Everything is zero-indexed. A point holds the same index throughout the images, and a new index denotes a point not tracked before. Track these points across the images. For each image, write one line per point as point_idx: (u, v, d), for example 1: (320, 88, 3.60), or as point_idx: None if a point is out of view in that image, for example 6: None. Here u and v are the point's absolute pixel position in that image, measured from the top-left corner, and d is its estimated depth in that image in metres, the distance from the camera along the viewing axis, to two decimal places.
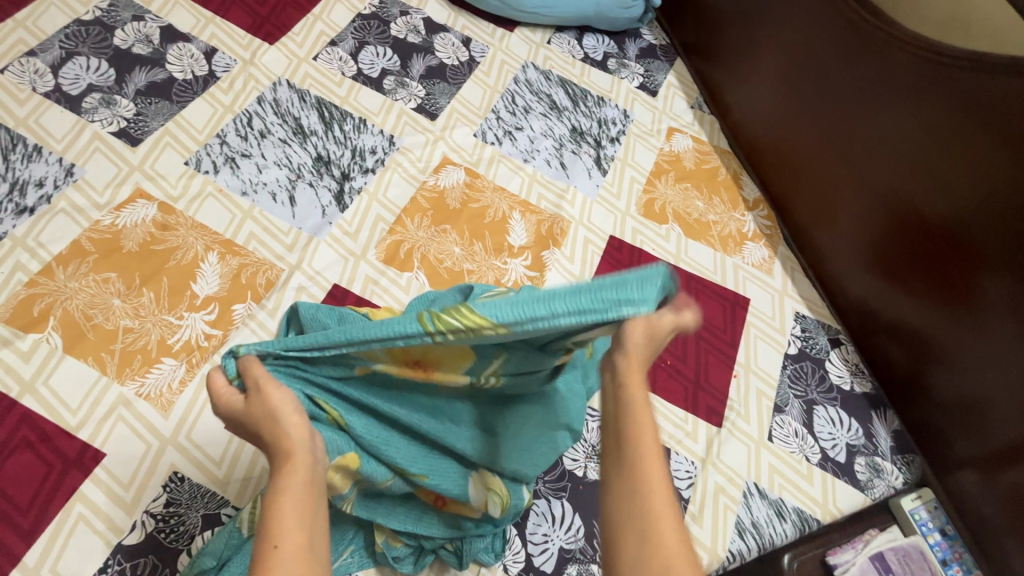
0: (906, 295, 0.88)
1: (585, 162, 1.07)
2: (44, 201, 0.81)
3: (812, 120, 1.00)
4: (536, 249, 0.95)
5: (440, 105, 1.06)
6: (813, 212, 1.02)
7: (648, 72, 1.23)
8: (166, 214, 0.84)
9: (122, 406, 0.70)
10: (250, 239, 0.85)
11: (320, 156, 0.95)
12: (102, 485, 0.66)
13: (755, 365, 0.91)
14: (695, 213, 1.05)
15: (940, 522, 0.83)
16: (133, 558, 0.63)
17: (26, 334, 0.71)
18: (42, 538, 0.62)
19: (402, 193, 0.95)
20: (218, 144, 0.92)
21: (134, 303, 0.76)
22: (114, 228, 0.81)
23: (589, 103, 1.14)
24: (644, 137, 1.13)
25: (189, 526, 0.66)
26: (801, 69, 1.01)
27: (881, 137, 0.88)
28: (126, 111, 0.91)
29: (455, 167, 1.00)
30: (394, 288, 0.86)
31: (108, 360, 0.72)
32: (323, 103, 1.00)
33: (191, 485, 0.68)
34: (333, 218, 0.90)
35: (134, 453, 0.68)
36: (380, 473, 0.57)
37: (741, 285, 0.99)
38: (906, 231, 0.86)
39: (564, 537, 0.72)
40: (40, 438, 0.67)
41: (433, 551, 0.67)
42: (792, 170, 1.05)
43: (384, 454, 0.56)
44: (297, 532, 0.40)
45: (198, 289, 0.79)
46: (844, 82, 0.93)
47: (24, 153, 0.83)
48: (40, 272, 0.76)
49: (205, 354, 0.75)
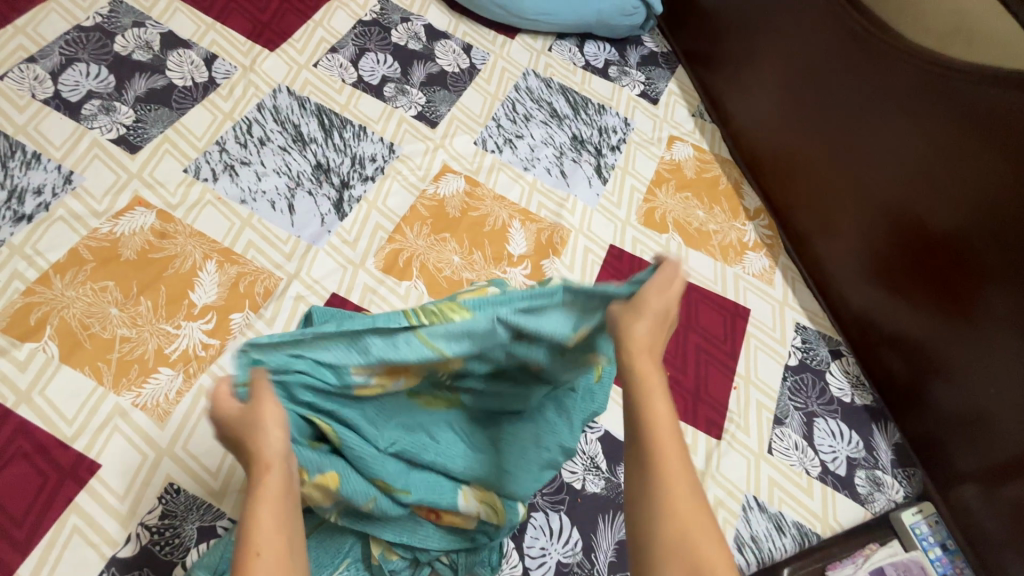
0: (908, 307, 0.87)
1: (585, 170, 1.06)
2: (43, 209, 0.80)
3: (813, 130, 1.00)
4: (536, 258, 0.94)
5: (440, 112, 1.05)
6: (815, 222, 1.01)
7: (649, 80, 1.23)
8: (164, 221, 0.84)
9: (119, 416, 0.70)
10: (248, 248, 0.85)
11: (320, 164, 0.94)
12: (96, 496, 0.65)
13: (754, 377, 0.91)
14: (696, 222, 1.05)
15: (941, 537, 0.82)
16: (127, 570, 0.63)
17: (22, 343, 0.71)
18: (36, 550, 0.61)
19: (401, 201, 0.95)
20: (217, 152, 0.91)
21: (131, 312, 0.76)
22: (112, 236, 0.81)
23: (590, 110, 1.14)
24: (644, 145, 1.12)
25: (184, 538, 0.65)
26: (802, 78, 1.01)
27: (883, 148, 0.88)
28: (125, 118, 0.90)
29: (455, 175, 0.99)
30: (392, 297, 0.86)
31: (105, 370, 0.72)
32: (323, 111, 1.00)
33: (186, 497, 0.67)
34: (332, 226, 0.90)
35: (129, 464, 0.67)
36: (362, 489, 0.57)
37: (741, 295, 0.99)
38: (907, 242, 0.86)
39: (562, 550, 0.72)
40: (35, 448, 0.66)
41: (428, 565, 0.66)
42: (794, 180, 1.04)
43: (367, 471, 0.57)
44: (276, 539, 0.41)
45: (196, 298, 0.79)
46: (845, 93, 0.93)
47: (22, 160, 0.83)
48: (37, 281, 0.75)
49: (202, 364, 0.75)
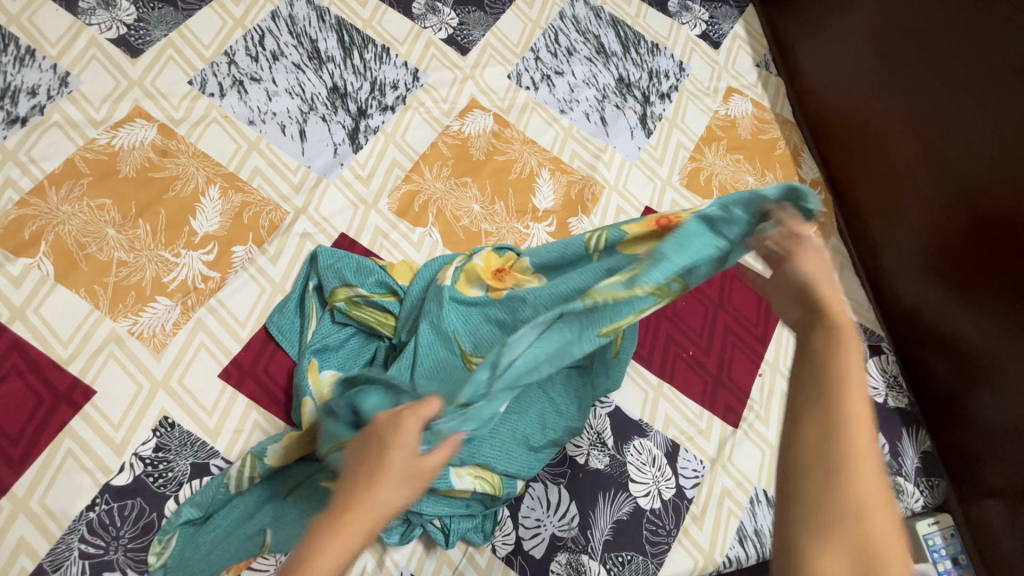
0: (970, 310, 0.77)
1: (628, 119, 0.96)
2: (38, 112, 0.74)
3: (900, 100, 0.85)
4: (563, 214, 0.86)
5: (473, 37, 0.94)
6: (877, 202, 0.90)
7: (713, 19, 1.08)
8: (166, 138, 0.78)
9: (114, 342, 0.67)
10: (255, 175, 0.78)
11: (336, 87, 0.86)
12: (92, 423, 0.64)
13: (783, 365, 0.84)
14: (744, 189, 0.95)
15: (953, 551, 0.78)
16: (120, 498, 0.62)
17: (16, 258, 0.68)
18: (31, 470, 0.61)
19: (422, 137, 0.86)
20: (225, 64, 0.83)
21: (129, 235, 0.72)
22: (110, 148, 0.75)
23: (641, 49, 1.01)
24: (698, 96, 1.00)
25: (177, 473, 0.64)
26: (901, 36, 0.85)
27: (978, 122, 0.75)
28: (126, 16, 0.82)
29: (483, 111, 0.90)
30: (404, 244, 0.80)
31: (100, 294, 0.68)
32: (343, 25, 0.89)
33: (181, 432, 0.66)
34: (345, 158, 0.82)
35: (125, 393, 0.66)
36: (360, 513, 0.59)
37: (782, 277, 0.91)
38: (986, 238, 0.73)
39: (558, 524, 0.69)
40: (30, 367, 0.65)
41: (421, 525, 0.64)
42: (862, 150, 0.92)
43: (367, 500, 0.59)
44: None
45: (197, 226, 0.74)
46: (946, 55, 0.79)
47: (15, 56, 0.76)
48: (32, 191, 0.71)
49: (201, 297, 0.71)
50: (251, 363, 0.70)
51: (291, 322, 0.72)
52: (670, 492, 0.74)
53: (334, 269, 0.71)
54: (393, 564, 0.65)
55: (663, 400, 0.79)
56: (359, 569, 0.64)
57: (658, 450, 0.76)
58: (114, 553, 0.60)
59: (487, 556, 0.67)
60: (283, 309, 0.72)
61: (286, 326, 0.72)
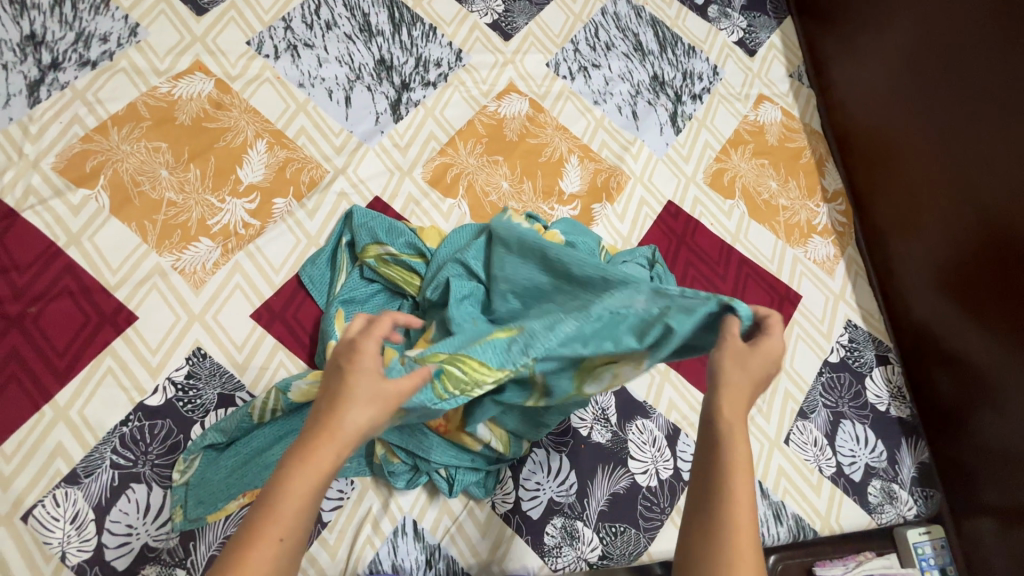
0: (977, 329, 0.78)
1: (659, 115, 0.98)
2: (107, 57, 0.80)
3: (928, 117, 0.87)
4: (587, 200, 0.89)
5: (517, 24, 0.98)
6: (896, 216, 0.92)
7: (751, 28, 1.11)
8: (222, 92, 0.82)
9: (158, 275, 0.72)
10: (300, 134, 0.83)
11: (383, 60, 0.90)
12: (131, 345, 0.68)
13: (789, 365, 0.86)
14: (766, 193, 0.97)
15: (942, 562, 0.79)
16: (152, 418, 0.66)
17: (77, 188, 0.73)
18: (74, 382, 0.65)
19: (459, 114, 0.90)
20: (282, 28, 0.88)
21: (179, 177, 0.77)
22: (169, 97, 0.80)
23: (678, 51, 1.04)
24: (729, 100, 1.03)
25: (205, 400, 0.68)
26: (933, 54, 0.86)
27: (998, 143, 0.76)
28: None
29: (520, 96, 0.93)
30: (434, 213, 0.83)
31: (149, 229, 0.73)
32: (395, 3, 0.94)
33: (211, 364, 0.70)
34: (385, 127, 0.86)
35: (164, 322, 0.70)
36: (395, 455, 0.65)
37: (796, 281, 0.93)
38: (997, 258, 0.75)
39: (556, 489, 0.72)
40: (80, 289, 0.69)
41: (428, 473, 0.68)
42: (887, 165, 0.94)
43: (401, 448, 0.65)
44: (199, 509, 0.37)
45: (243, 175, 0.79)
46: (975, 75, 0.80)
47: (92, 4, 0.82)
48: (95, 129, 0.76)
49: (241, 242, 0.76)
50: (281, 307, 0.74)
51: (323, 273, 0.76)
52: (668, 473, 0.76)
53: (368, 226, 0.75)
54: (398, 507, 0.68)
55: (668, 385, 0.81)
56: (365, 509, 0.67)
57: (659, 431, 0.78)
58: (142, 467, 0.64)
59: (487, 511, 0.70)
60: (315, 260, 0.76)
61: (317, 276, 0.76)
